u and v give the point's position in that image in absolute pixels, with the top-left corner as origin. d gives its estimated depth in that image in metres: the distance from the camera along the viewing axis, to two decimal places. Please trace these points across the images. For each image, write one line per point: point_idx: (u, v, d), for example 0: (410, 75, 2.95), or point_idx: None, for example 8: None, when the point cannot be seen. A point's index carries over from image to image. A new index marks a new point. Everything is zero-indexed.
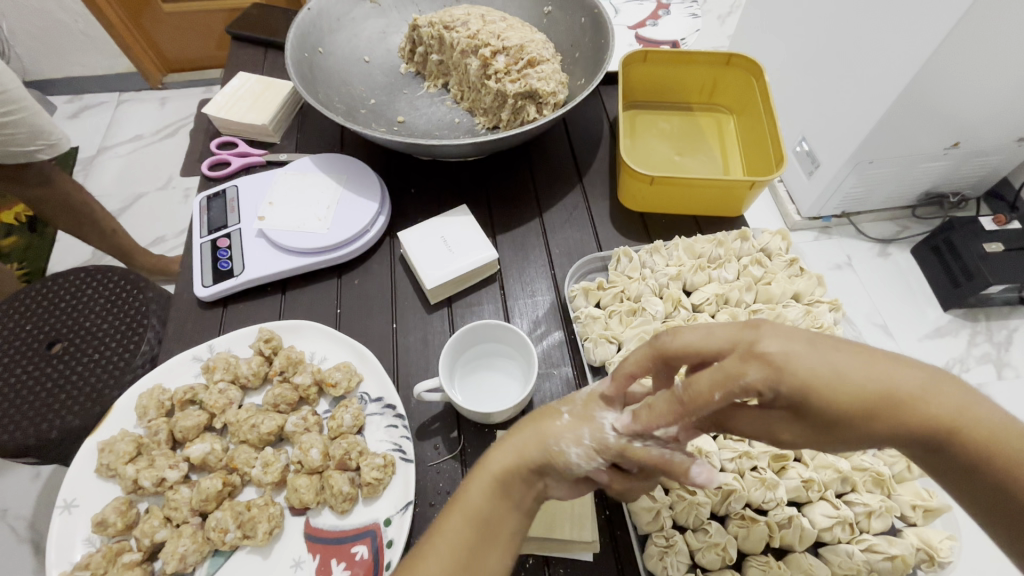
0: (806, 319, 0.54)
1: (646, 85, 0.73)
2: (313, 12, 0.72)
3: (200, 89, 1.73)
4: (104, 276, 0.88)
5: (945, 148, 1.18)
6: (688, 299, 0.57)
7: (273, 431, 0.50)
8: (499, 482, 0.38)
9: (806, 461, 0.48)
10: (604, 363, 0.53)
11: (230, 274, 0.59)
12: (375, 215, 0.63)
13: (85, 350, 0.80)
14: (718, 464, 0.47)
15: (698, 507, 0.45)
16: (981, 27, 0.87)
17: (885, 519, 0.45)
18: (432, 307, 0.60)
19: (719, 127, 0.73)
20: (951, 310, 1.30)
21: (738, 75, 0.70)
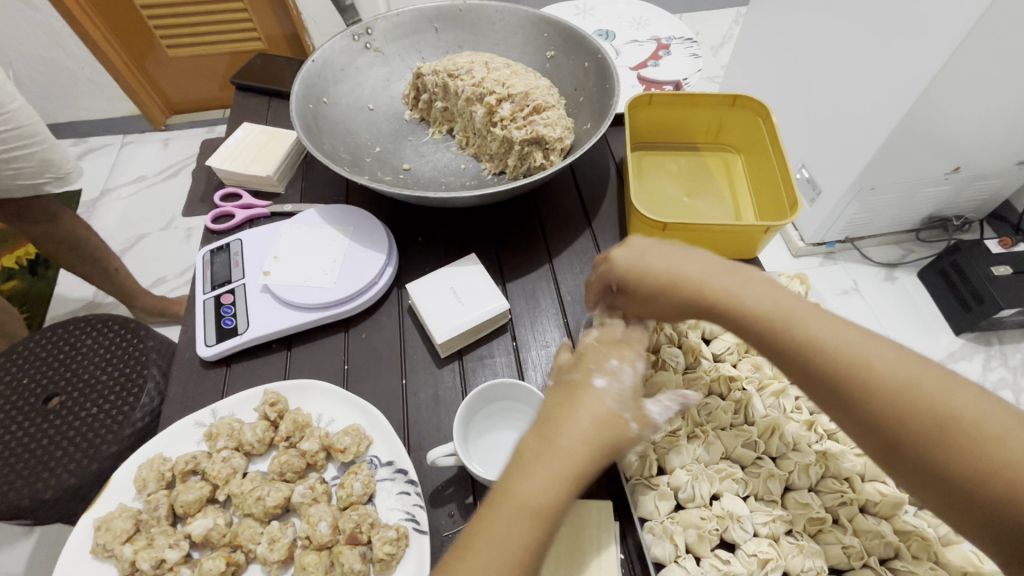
0: None
1: (651, 127, 0.73)
2: (317, 63, 0.72)
3: (202, 129, 1.75)
4: (104, 325, 0.86)
5: (945, 173, 1.18)
6: (708, 348, 0.54)
7: (279, 503, 0.47)
8: (539, 510, 0.35)
9: (844, 525, 0.45)
10: None
11: (234, 332, 0.58)
12: (382, 267, 0.61)
13: (84, 404, 0.78)
14: (750, 529, 0.45)
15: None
16: (978, 56, 0.87)
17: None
18: (442, 361, 0.58)
19: (727, 167, 0.72)
20: (963, 334, 1.28)
21: (744, 117, 0.70)
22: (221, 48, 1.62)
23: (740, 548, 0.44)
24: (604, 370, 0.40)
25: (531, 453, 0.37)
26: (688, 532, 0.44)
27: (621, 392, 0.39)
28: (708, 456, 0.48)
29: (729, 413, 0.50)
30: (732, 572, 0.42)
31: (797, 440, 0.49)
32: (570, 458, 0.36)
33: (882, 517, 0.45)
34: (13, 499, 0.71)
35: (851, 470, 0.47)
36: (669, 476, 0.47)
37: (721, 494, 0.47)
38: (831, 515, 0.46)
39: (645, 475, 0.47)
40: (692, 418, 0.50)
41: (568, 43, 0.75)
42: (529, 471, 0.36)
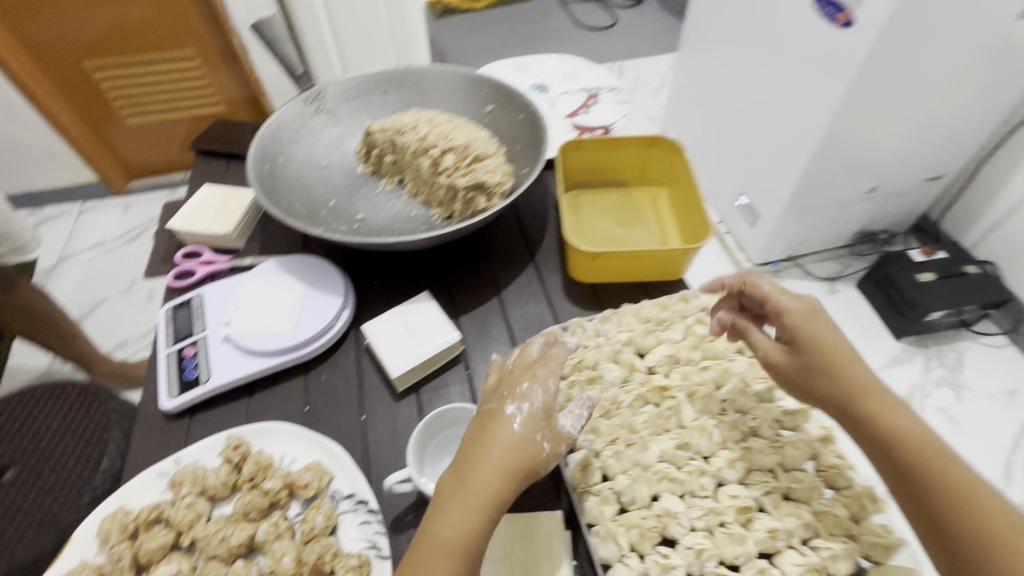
0: (751, 370, 0.59)
1: (584, 168, 0.81)
2: (273, 127, 0.78)
3: (163, 192, 1.79)
4: (62, 394, 0.89)
5: (866, 192, 1.31)
6: (643, 361, 0.60)
7: (242, 542, 0.49)
8: (455, 544, 0.42)
9: (770, 511, 0.50)
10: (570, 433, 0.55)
11: (196, 382, 0.60)
12: (339, 310, 0.65)
13: (40, 474, 0.79)
14: (687, 525, 0.49)
15: (672, 570, 0.46)
16: (860, 91, 1.01)
17: (851, 561, 0.46)
18: (400, 395, 0.61)
19: (654, 199, 0.80)
20: (903, 338, 1.38)
21: (663, 154, 0.78)
22: (181, 114, 1.67)
23: (679, 543, 0.48)
24: (516, 401, 0.48)
25: (451, 488, 0.44)
26: (630, 532, 0.48)
27: (530, 423, 0.47)
28: (646, 460, 0.52)
29: (662, 419, 0.55)
30: (670, 564, 0.46)
31: (724, 439, 0.54)
32: (483, 488, 0.43)
33: (802, 501, 0.50)
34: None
35: (774, 461, 0.52)
36: (613, 483, 0.51)
37: (661, 495, 0.51)
38: (758, 504, 0.50)
39: (590, 483, 0.51)
40: (630, 427, 0.54)
41: (504, 98, 0.84)
42: (456, 500, 0.44)
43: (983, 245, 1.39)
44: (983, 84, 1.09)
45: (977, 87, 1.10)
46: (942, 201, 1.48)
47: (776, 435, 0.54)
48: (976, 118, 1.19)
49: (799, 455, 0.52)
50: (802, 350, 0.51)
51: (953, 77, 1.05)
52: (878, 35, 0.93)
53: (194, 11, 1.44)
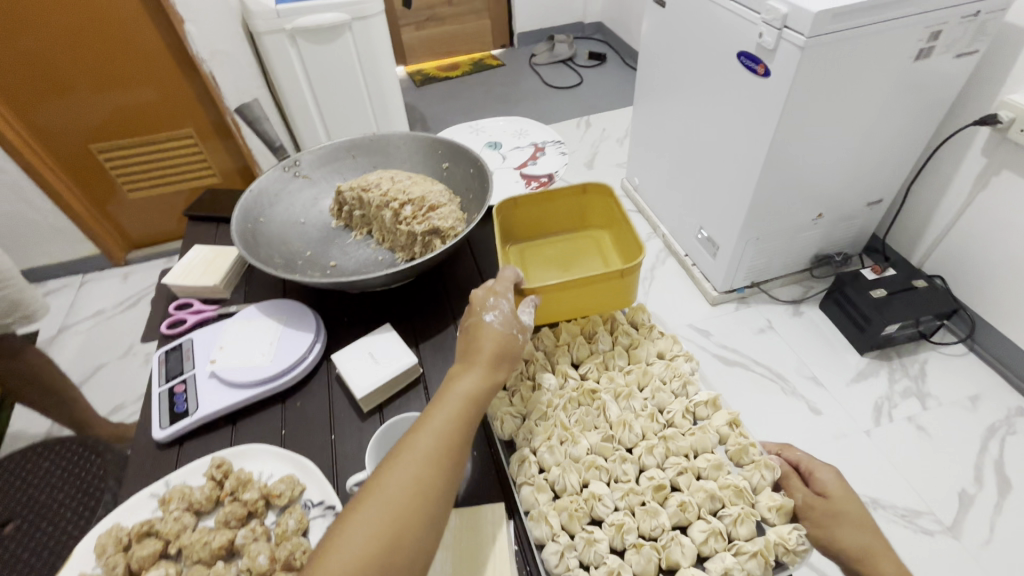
0: (668, 371, 0.69)
1: (528, 224, 0.92)
2: (254, 192, 0.89)
3: (160, 261, 1.91)
4: (64, 448, 0.99)
5: (813, 218, 1.43)
6: (576, 370, 0.70)
7: (223, 545, 0.56)
8: (469, 396, 0.56)
9: (683, 489, 0.57)
10: (512, 434, 0.63)
11: (185, 414, 0.68)
12: (311, 343, 0.74)
13: (40, 521, 0.88)
14: (610, 506, 0.56)
15: (595, 543, 0.53)
16: (778, 130, 1.15)
17: (749, 525, 0.54)
18: (366, 415, 0.69)
19: (598, 241, 0.91)
20: (867, 353, 1.44)
21: (598, 201, 0.90)
22: (177, 186, 1.82)
23: (604, 521, 0.55)
24: (491, 311, 0.62)
25: (462, 364, 0.59)
26: (561, 514, 0.55)
27: (506, 320, 0.61)
28: (575, 451, 0.60)
29: (590, 415, 0.64)
30: (594, 537, 0.53)
31: (645, 431, 0.63)
32: (485, 351, 0.59)
33: (711, 478, 0.58)
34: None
35: (687, 447, 0.60)
36: (547, 474, 0.58)
37: (588, 481, 0.58)
38: (673, 484, 0.58)
39: (526, 476, 0.58)
40: (562, 425, 0.62)
41: (456, 156, 0.97)
42: (446, 397, 0.56)
43: (930, 260, 1.50)
44: (894, 117, 1.23)
45: (895, 120, 1.24)
46: (886, 221, 1.60)
47: (690, 423, 0.63)
48: (900, 146, 1.32)
49: (705, 439, 0.61)
50: (834, 508, 0.54)
51: (865, 112, 1.19)
52: (791, 82, 1.06)
53: (190, 93, 1.62)
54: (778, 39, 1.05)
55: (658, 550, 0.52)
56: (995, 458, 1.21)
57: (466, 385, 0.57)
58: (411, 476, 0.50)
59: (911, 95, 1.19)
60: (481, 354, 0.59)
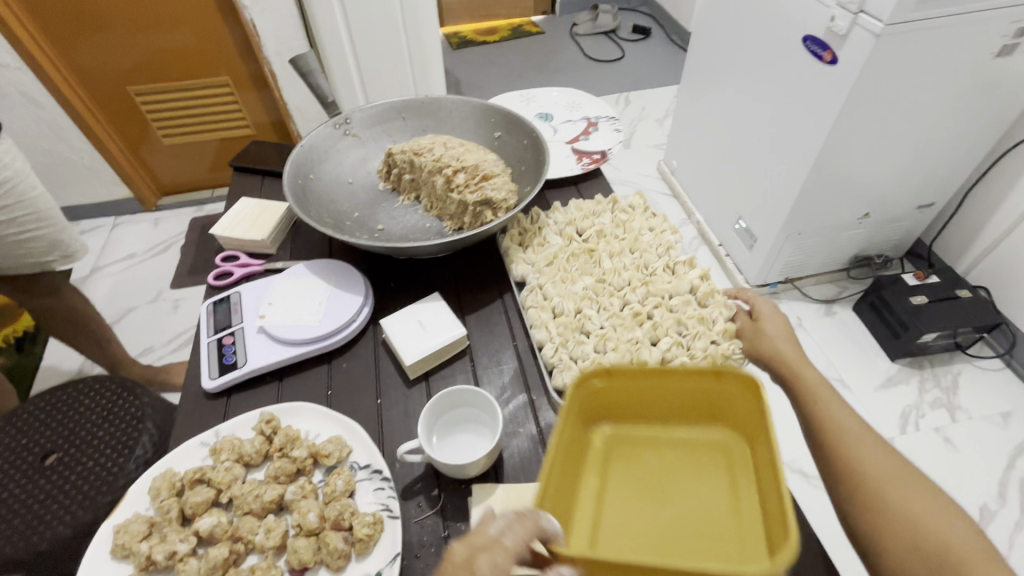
0: (655, 240, 0.82)
1: (623, 403, 0.53)
2: (305, 147, 0.88)
3: (191, 209, 1.91)
4: (101, 386, 1.00)
5: (859, 218, 1.38)
6: (580, 236, 0.84)
7: (274, 500, 0.56)
8: None
9: (655, 317, 0.72)
10: (523, 277, 0.79)
11: (234, 366, 0.69)
12: (359, 307, 0.74)
13: (80, 458, 0.91)
14: (599, 323, 0.72)
15: (583, 345, 0.69)
16: (847, 125, 1.10)
17: (704, 341, 0.69)
18: (411, 382, 0.69)
19: (734, 460, 0.50)
20: (898, 359, 1.40)
21: (739, 394, 0.49)
22: (211, 136, 1.81)
23: (592, 332, 0.71)
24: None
25: None
26: (559, 325, 0.71)
27: None
28: (574, 289, 0.75)
29: (585, 265, 0.79)
30: (582, 342, 0.69)
31: (629, 281, 0.77)
32: None
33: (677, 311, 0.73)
34: (20, 540, 0.81)
35: (663, 290, 0.75)
36: (551, 300, 0.74)
37: (582, 310, 0.73)
38: (649, 315, 0.73)
39: (535, 301, 0.74)
40: (565, 270, 0.78)
41: (510, 125, 0.94)
42: None
43: (975, 271, 1.44)
44: (961, 119, 1.17)
45: (963, 119, 1.17)
46: (935, 227, 1.54)
47: (668, 275, 0.77)
48: (962, 149, 1.25)
49: (679, 285, 0.76)
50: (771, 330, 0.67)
51: (931, 110, 1.12)
52: (861, 71, 1.00)
53: (229, 40, 1.59)
54: (852, 25, 0.99)
55: (630, 350, 0.68)
56: (1021, 476, 1.19)
57: None
58: None
59: (983, 95, 1.12)
60: None
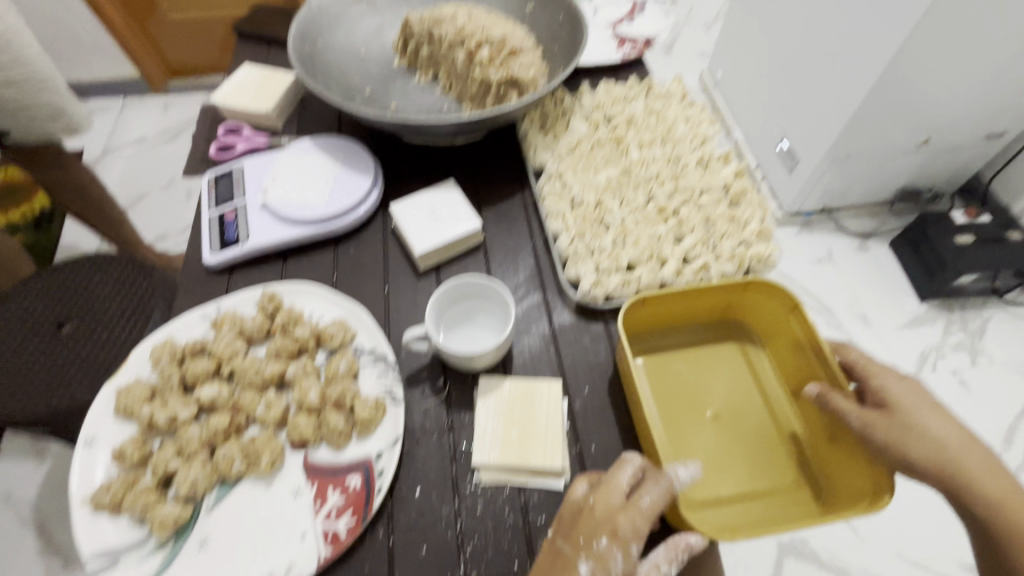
0: (691, 132, 0.74)
1: (659, 320, 0.59)
2: (313, 10, 0.79)
3: (199, 93, 1.81)
4: (113, 263, 0.99)
5: (916, 144, 1.19)
6: (607, 122, 0.76)
7: (275, 375, 0.55)
8: None
9: (683, 212, 0.66)
10: (541, 166, 0.71)
11: (236, 242, 0.65)
12: (368, 190, 0.68)
13: (96, 330, 0.92)
14: (619, 216, 0.65)
15: (600, 238, 0.63)
16: (931, 37, 0.90)
17: (733, 239, 0.63)
18: (421, 273, 0.66)
19: (749, 353, 0.59)
20: (927, 300, 1.32)
21: (756, 299, 0.58)
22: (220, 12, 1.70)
23: (611, 225, 0.65)
24: (593, 560, 0.42)
25: None
26: (577, 216, 0.66)
27: None
28: (597, 180, 0.69)
29: (611, 153, 0.72)
30: (600, 234, 0.64)
31: (657, 174, 0.70)
32: None
33: (708, 206, 0.66)
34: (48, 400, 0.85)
35: (694, 185, 0.68)
36: (569, 189, 0.68)
37: (603, 202, 0.67)
38: (676, 208, 0.66)
39: (553, 190, 0.68)
40: (588, 159, 0.71)
41: None
42: None
43: None
44: None
45: None
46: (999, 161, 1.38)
47: (701, 170, 0.70)
48: None
49: (710, 180, 0.69)
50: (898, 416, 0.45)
51: None
52: None
53: None
54: None
55: (651, 245, 0.62)
56: None
57: None
58: None
59: None
60: None
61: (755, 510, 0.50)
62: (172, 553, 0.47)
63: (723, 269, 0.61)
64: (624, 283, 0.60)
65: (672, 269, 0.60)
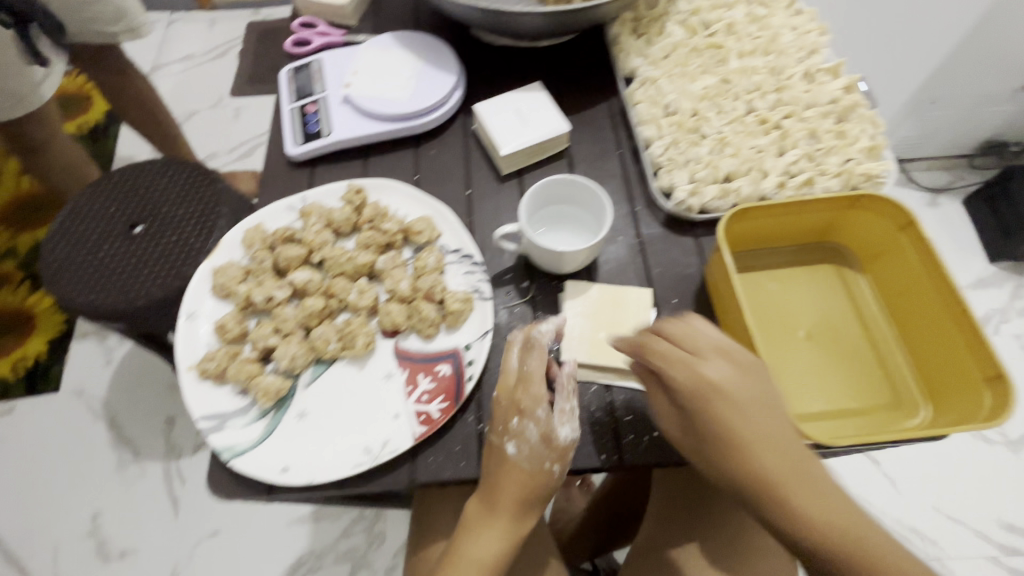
0: (796, 42, 0.68)
1: (752, 236, 0.56)
2: None
3: (243, 10, 1.75)
4: (183, 168, 0.90)
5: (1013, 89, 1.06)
6: (704, 28, 0.70)
7: (366, 265, 0.55)
8: (482, 563, 0.45)
9: (787, 125, 0.62)
10: (632, 72, 0.68)
11: (319, 135, 0.64)
12: (452, 89, 0.66)
13: (166, 236, 0.83)
14: (717, 126, 0.62)
15: (696, 148, 0.60)
16: None
17: (840, 155, 0.59)
18: (504, 177, 0.64)
19: (845, 275, 0.56)
20: (998, 262, 1.19)
21: (863, 217, 0.53)
22: None
23: (708, 135, 0.62)
24: (513, 439, 0.46)
25: (478, 515, 0.47)
26: (671, 125, 0.62)
27: (534, 453, 0.46)
28: (693, 88, 0.64)
29: (708, 60, 0.67)
30: (697, 144, 0.61)
31: (758, 86, 0.65)
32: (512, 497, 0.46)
33: (814, 120, 0.62)
34: (110, 302, 0.77)
35: (800, 98, 0.63)
36: (664, 96, 0.64)
37: (700, 112, 0.63)
38: (779, 121, 0.62)
39: (646, 96, 0.65)
40: (683, 66, 0.66)
41: None
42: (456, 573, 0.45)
43: None
44: None
45: None
46: None
47: (807, 82, 0.65)
48: None
49: (818, 93, 0.63)
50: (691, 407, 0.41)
51: None
52: None
53: None
54: None
55: (751, 158, 0.59)
56: None
57: (477, 552, 0.46)
58: None
59: None
60: (502, 500, 0.46)
61: (851, 427, 0.49)
62: (274, 421, 0.49)
63: (828, 185, 0.58)
64: (721, 194, 0.58)
65: (776, 183, 0.58)
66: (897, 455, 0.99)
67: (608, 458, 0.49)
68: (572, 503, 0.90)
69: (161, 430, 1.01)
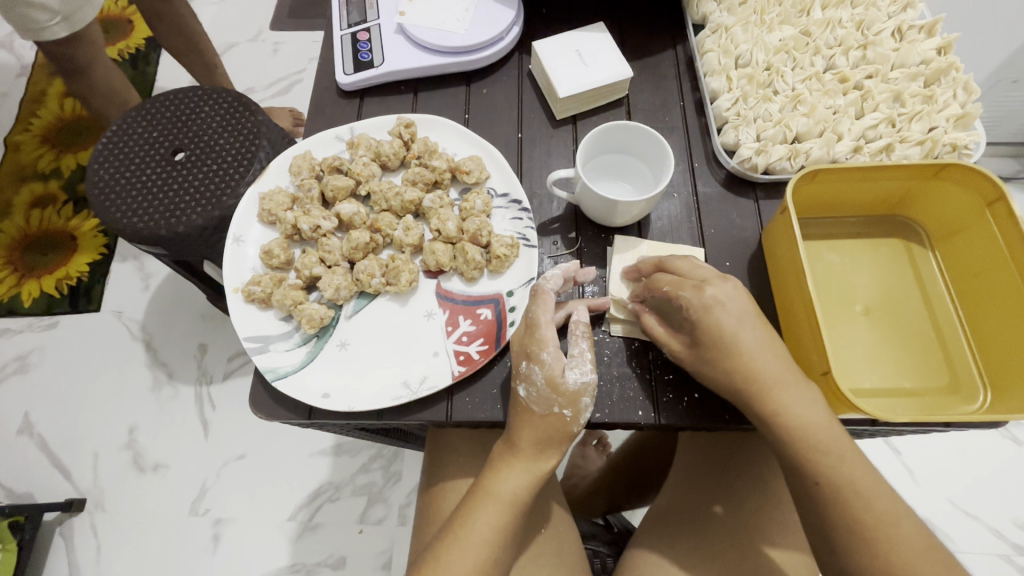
0: None
1: (821, 200, 0.52)
2: None
3: None
4: (213, 95, 0.75)
5: None
6: None
7: (413, 202, 0.54)
8: (507, 501, 0.45)
9: (869, 85, 0.57)
10: (705, 19, 0.63)
11: (370, 64, 0.62)
12: (510, 23, 0.62)
13: (203, 166, 0.69)
14: (791, 82, 0.58)
15: (768, 104, 0.56)
16: None
17: (924, 123, 0.55)
18: (557, 123, 0.61)
19: (914, 250, 0.53)
20: None
21: (947, 189, 0.49)
22: None
23: (781, 92, 0.58)
24: (523, 381, 0.45)
25: (502, 451, 0.47)
26: (742, 78, 0.58)
27: (544, 398, 0.45)
28: (770, 39, 0.60)
29: (789, 9, 0.61)
30: (769, 99, 0.56)
31: (841, 41, 0.60)
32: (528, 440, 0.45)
33: (899, 82, 0.57)
34: (148, 231, 0.65)
35: (887, 56, 0.58)
36: (737, 45, 0.60)
37: (775, 65, 0.58)
38: (860, 81, 0.58)
39: (717, 45, 0.60)
40: (761, 13, 0.61)
41: None
42: (479, 508, 0.45)
43: None
44: None
45: None
46: None
47: (895, 41, 0.59)
48: None
49: (908, 53, 0.58)
50: (713, 348, 0.43)
51: None
52: None
53: None
54: None
55: (828, 117, 0.55)
56: None
57: (503, 491, 0.45)
58: (488, 526, 0.44)
59: None
60: (524, 440, 0.45)
61: (902, 406, 0.47)
62: (316, 348, 0.50)
63: (906, 155, 0.54)
64: (790, 155, 0.54)
65: (850, 147, 0.54)
66: (919, 447, 0.97)
67: (645, 415, 0.48)
68: (587, 462, 0.87)
69: (194, 356, 1.05)
